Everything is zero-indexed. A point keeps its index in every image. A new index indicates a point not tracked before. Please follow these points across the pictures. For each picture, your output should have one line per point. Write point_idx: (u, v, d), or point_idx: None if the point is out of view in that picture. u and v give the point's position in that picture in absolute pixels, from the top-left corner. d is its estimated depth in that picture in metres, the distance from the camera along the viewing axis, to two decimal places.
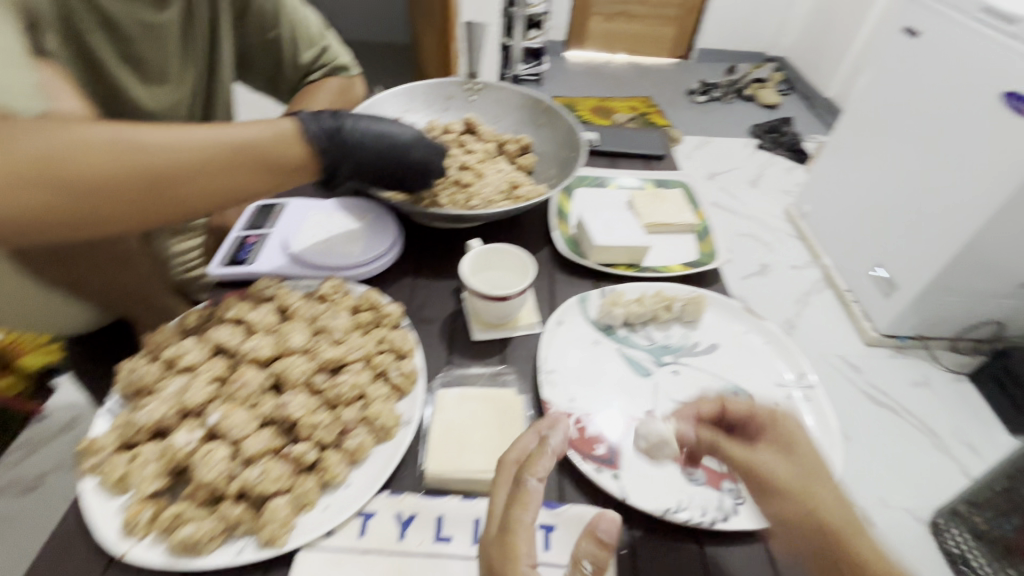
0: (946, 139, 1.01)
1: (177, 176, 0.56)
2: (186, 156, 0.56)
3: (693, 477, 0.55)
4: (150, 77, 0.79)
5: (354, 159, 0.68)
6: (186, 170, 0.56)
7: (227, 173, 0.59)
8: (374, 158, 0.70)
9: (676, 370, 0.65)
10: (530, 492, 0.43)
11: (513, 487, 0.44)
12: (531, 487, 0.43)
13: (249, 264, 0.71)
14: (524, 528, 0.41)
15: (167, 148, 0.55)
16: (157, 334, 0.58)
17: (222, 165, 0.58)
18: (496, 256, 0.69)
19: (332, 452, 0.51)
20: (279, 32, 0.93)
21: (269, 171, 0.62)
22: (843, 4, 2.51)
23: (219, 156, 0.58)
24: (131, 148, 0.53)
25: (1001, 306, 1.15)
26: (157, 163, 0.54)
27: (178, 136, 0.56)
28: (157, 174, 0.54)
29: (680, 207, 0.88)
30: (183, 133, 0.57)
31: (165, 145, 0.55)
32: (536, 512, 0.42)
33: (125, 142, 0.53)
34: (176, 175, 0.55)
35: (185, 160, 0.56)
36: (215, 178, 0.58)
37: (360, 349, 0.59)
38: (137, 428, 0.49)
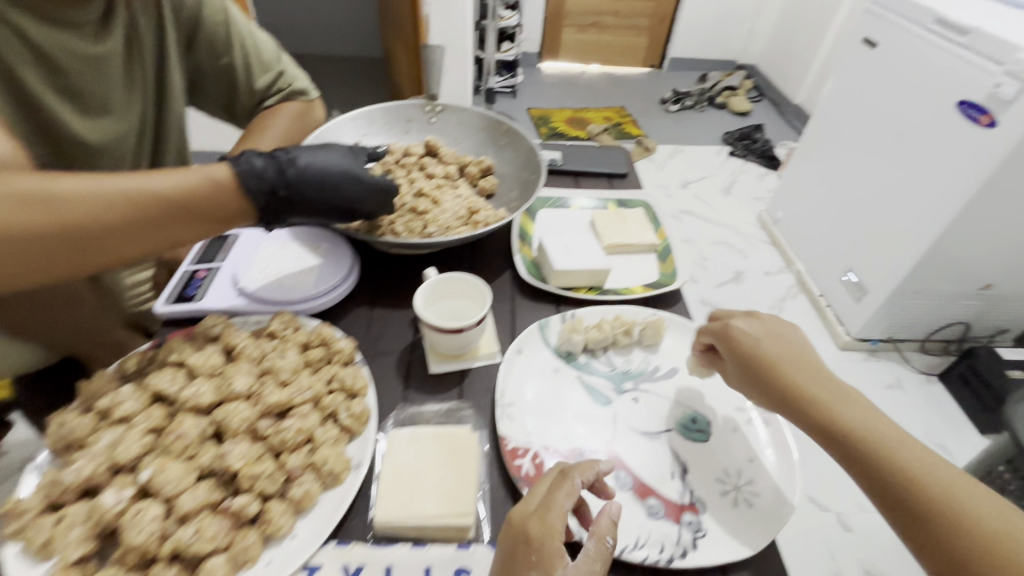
0: (907, 148, 1.03)
1: (99, 230, 0.55)
2: (109, 209, 0.55)
3: (651, 509, 0.54)
4: (90, 109, 0.76)
5: (294, 209, 0.67)
6: (109, 223, 0.55)
7: (154, 223, 0.58)
8: (316, 207, 0.69)
9: (636, 398, 0.65)
10: (572, 483, 0.47)
11: (560, 473, 0.49)
12: (574, 481, 0.48)
13: (196, 300, 0.69)
14: (559, 506, 0.46)
15: (88, 202, 0.54)
16: (94, 380, 0.56)
17: (149, 216, 0.57)
18: (452, 285, 0.68)
19: (275, 503, 0.49)
20: (232, 58, 0.91)
21: (210, 213, 0.62)
22: (808, 13, 2.57)
23: (146, 208, 0.57)
24: (47, 203, 0.52)
25: (966, 307, 1.18)
26: (77, 217, 0.53)
27: (101, 187, 0.55)
28: (76, 227, 0.53)
29: (641, 226, 0.88)
30: (107, 184, 0.55)
31: (87, 198, 0.54)
32: (574, 502, 0.47)
33: (52, 193, 0.52)
34: (98, 228, 0.54)
35: (108, 214, 0.55)
36: (141, 230, 0.58)
37: (309, 390, 0.57)
38: (64, 487, 0.46)
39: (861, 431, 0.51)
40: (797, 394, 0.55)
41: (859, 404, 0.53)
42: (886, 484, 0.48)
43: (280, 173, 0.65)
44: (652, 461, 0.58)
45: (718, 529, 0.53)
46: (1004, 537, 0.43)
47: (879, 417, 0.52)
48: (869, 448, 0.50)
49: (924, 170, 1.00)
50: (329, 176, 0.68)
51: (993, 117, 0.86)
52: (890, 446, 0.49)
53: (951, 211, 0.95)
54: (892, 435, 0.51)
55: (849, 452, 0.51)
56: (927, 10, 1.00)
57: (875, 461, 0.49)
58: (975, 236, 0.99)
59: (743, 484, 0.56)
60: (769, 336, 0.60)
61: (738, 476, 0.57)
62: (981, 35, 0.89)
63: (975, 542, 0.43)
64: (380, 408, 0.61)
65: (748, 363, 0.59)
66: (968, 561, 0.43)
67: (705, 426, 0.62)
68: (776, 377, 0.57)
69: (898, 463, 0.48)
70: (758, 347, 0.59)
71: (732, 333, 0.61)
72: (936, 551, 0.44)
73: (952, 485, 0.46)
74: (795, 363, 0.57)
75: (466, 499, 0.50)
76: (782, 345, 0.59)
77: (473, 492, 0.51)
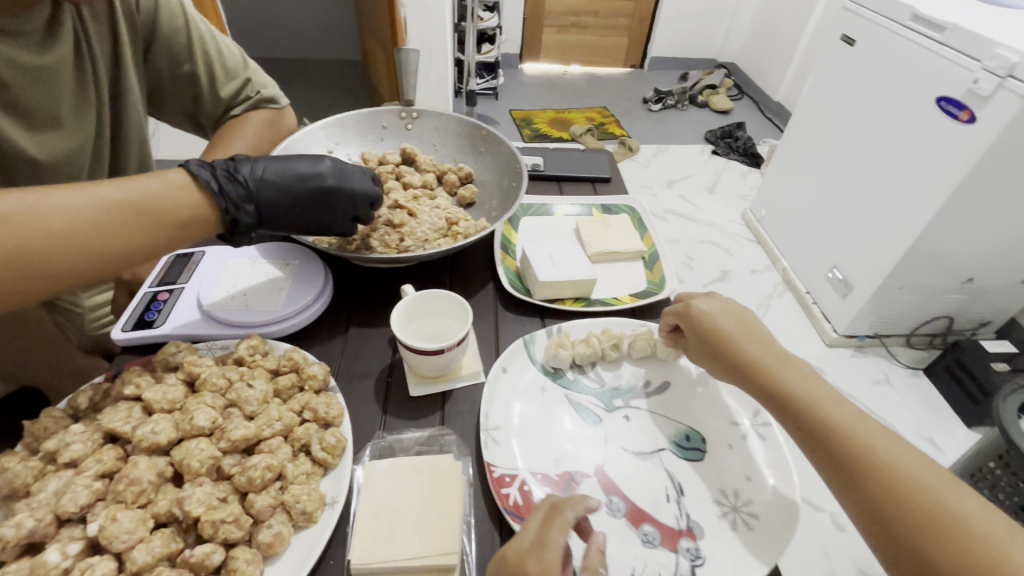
0: (887, 146, 1.02)
1: (53, 250, 0.50)
2: (58, 223, 0.50)
3: (646, 537, 0.51)
4: (39, 124, 0.71)
5: (256, 198, 0.62)
6: (61, 240, 0.50)
7: (113, 237, 0.53)
8: (281, 193, 0.64)
9: (627, 415, 0.62)
10: (563, 517, 0.44)
11: (551, 507, 0.45)
12: (566, 516, 0.44)
13: (157, 326, 0.64)
14: (555, 542, 0.42)
15: (34, 218, 0.49)
16: (40, 419, 0.51)
17: (105, 228, 0.53)
18: (430, 301, 0.64)
19: (242, 549, 0.45)
20: (194, 65, 0.86)
21: (164, 228, 0.57)
22: (786, 11, 2.57)
23: (100, 219, 0.53)
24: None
25: (950, 301, 1.15)
26: (22, 235, 0.48)
27: (46, 203, 0.50)
28: (21, 246, 0.48)
29: (627, 232, 0.86)
30: (53, 199, 0.51)
31: (32, 213, 0.49)
32: (567, 540, 0.44)
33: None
34: (48, 246, 0.49)
35: (57, 229, 0.50)
36: (99, 245, 0.53)
37: (279, 422, 0.53)
38: (1, 545, 0.42)
39: (800, 392, 0.51)
40: (745, 364, 0.56)
41: (802, 370, 0.54)
42: (819, 440, 0.48)
43: (235, 167, 0.63)
44: (644, 483, 0.55)
45: (716, 555, 0.50)
46: (923, 486, 0.42)
47: (820, 382, 0.53)
48: (810, 414, 0.50)
49: (904, 168, 0.98)
50: (290, 166, 0.65)
51: (972, 112, 0.85)
52: (826, 406, 0.50)
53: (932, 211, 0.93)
54: (830, 397, 0.51)
55: (788, 411, 0.51)
56: (903, 6, 0.99)
57: (810, 418, 0.49)
58: (956, 228, 0.96)
59: (741, 506, 0.54)
60: (724, 310, 0.61)
61: (736, 496, 0.55)
62: (957, 30, 0.88)
63: (895, 490, 0.43)
64: (356, 438, 0.57)
65: (703, 335, 0.60)
66: (887, 507, 0.43)
67: (698, 443, 0.59)
68: (727, 347, 0.58)
69: (830, 420, 0.48)
70: (711, 320, 0.60)
71: (691, 310, 0.62)
72: (860, 501, 0.44)
73: (881, 443, 0.46)
74: (746, 334, 0.58)
75: (449, 537, 0.47)
76: (736, 319, 0.60)
77: (457, 528, 0.48)
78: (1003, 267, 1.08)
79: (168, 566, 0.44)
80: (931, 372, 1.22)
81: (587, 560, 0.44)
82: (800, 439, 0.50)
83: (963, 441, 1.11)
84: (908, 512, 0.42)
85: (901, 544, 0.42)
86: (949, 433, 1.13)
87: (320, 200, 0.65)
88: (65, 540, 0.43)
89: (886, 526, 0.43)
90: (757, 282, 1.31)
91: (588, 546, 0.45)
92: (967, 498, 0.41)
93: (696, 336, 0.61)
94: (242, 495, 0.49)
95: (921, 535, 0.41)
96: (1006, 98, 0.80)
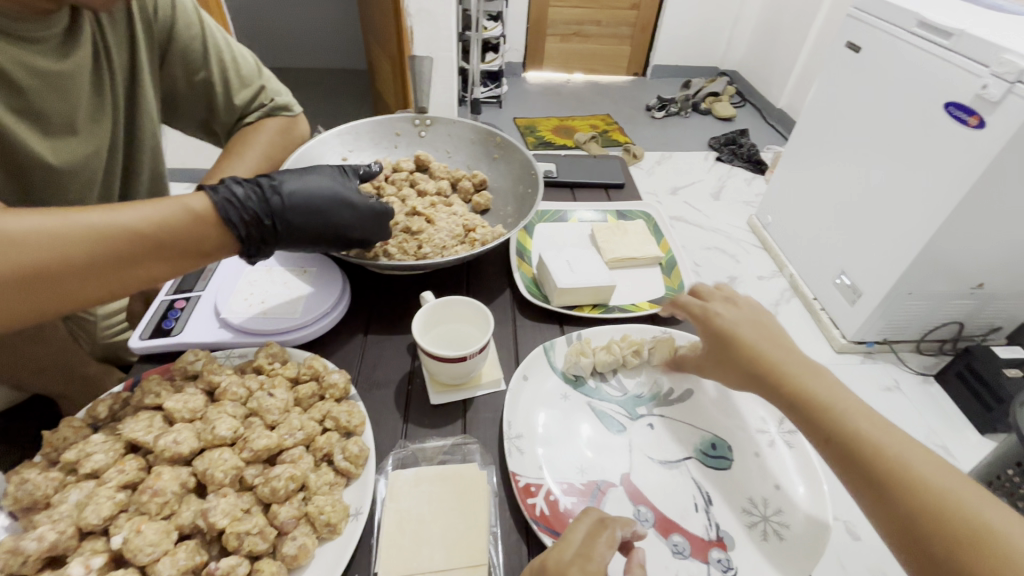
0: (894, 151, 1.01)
1: (71, 271, 0.49)
2: (83, 247, 0.49)
3: (676, 548, 0.50)
4: (56, 131, 0.71)
5: (278, 239, 0.61)
6: (76, 263, 0.49)
7: (129, 260, 0.52)
8: (301, 234, 0.62)
9: (651, 424, 0.61)
10: (608, 532, 0.43)
11: (599, 521, 0.44)
12: (612, 532, 0.43)
13: (175, 334, 0.64)
14: (599, 554, 0.41)
15: (51, 239, 0.48)
16: (59, 429, 0.50)
17: (122, 254, 0.52)
18: (449, 309, 0.64)
19: (266, 562, 0.44)
20: (209, 72, 0.86)
21: (180, 254, 0.55)
22: (787, 19, 2.59)
23: (121, 244, 0.51)
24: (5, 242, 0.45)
25: (959, 306, 1.14)
26: (35, 258, 0.47)
27: (63, 223, 0.49)
28: (46, 269, 0.47)
29: (643, 238, 0.85)
30: (71, 220, 0.49)
31: (49, 236, 0.48)
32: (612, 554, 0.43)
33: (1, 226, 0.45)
34: (64, 268, 0.48)
35: (74, 252, 0.49)
36: (114, 269, 0.52)
37: (301, 431, 0.52)
38: (25, 557, 0.41)
39: (827, 403, 0.49)
40: (765, 372, 0.53)
41: (823, 377, 0.51)
42: (846, 452, 0.46)
43: (264, 201, 0.59)
44: (674, 495, 0.54)
45: (747, 566, 0.49)
46: (952, 499, 0.41)
47: (843, 390, 0.50)
48: (838, 426, 0.47)
49: (910, 175, 0.98)
50: (318, 204, 0.63)
51: (981, 118, 0.84)
52: (851, 417, 0.47)
53: (940, 217, 0.92)
54: (857, 408, 0.48)
55: (812, 423, 0.49)
56: (908, 13, 0.99)
57: (836, 430, 0.47)
58: (965, 234, 0.95)
59: (771, 514, 0.53)
60: (746, 321, 0.57)
61: (766, 505, 0.54)
62: (965, 36, 0.88)
63: (924, 506, 0.41)
64: (378, 447, 0.56)
65: (721, 348, 0.57)
66: (918, 523, 0.41)
67: (725, 451, 0.59)
68: (748, 359, 0.54)
69: (858, 432, 0.46)
70: (731, 330, 0.57)
71: (712, 317, 0.59)
72: (891, 515, 0.43)
73: (910, 456, 0.44)
74: (769, 343, 0.55)
75: (477, 548, 0.46)
76: (757, 329, 0.57)
77: (485, 540, 0.47)
78: (1014, 273, 1.07)
79: None
80: (943, 378, 1.20)
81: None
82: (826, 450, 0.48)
83: (978, 449, 1.09)
84: (939, 527, 0.40)
85: (933, 558, 0.40)
86: (965, 439, 1.11)
87: (332, 207, 0.63)
88: (88, 553, 0.42)
89: (916, 540, 0.41)
90: (762, 289, 1.27)
91: (628, 560, 0.44)
92: (994, 511, 0.40)
93: (712, 340, 0.58)
94: (265, 505, 0.48)
95: (952, 551, 0.39)
96: (1014, 103, 0.79)
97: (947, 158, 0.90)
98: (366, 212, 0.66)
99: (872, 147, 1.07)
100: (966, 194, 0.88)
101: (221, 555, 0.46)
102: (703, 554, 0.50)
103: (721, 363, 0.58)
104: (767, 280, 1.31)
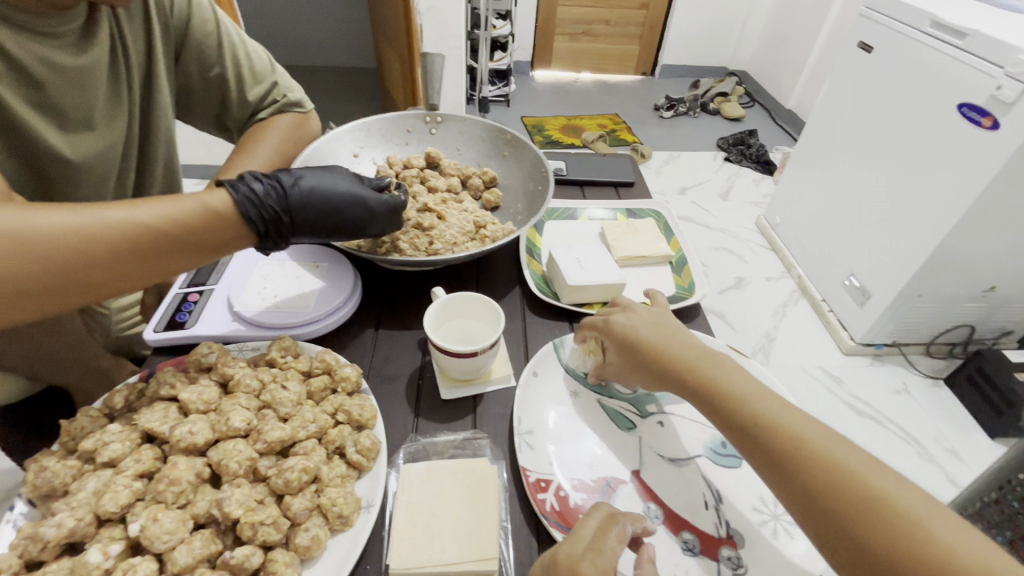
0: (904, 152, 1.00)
1: (91, 268, 0.50)
2: (102, 244, 0.50)
3: (686, 545, 0.50)
4: (73, 125, 0.72)
5: (294, 233, 0.62)
6: (97, 259, 0.50)
7: (147, 256, 0.53)
8: (316, 230, 0.63)
9: (662, 421, 0.61)
10: (617, 527, 0.43)
11: (610, 516, 0.45)
12: (621, 527, 0.43)
13: (189, 327, 0.64)
14: (611, 550, 0.41)
15: (71, 236, 0.48)
16: (76, 419, 0.51)
17: (139, 251, 0.52)
18: (460, 304, 0.64)
19: (279, 552, 0.44)
20: (223, 68, 0.87)
21: (194, 251, 0.56)
22: (797, 20, 2.57)
23: (138, 242, 0.52)
24: (28, 238, 0.46)
25: (970, 309, 1.13)
26: (56, 256, 0.47)
27: (83, 220, 0.49)
28: (67, 265, 0.48)
29: (654, 236, 0.86)
30: (91, 217, 0.50)
31: (69, 233, 0.48)
32: (623, 549, 0.43)
33: (18, 218, 0.46)
34: (85, 264, 0.49)
35: (95, 249, 0.49)
36: (133, 264, 0.52)
37: (313, 424, 0.53)
38: (44, 543, 0.41)
39: (729, 389, 0.48)
40: (673, 365, 0.53)
41: (727, 363, 0.51)
42: (751, 436, 0.45)
43: (283, 198, 0.60)
44: (684, 493, 0.54)
45: (758, 563, 0.49)
46: (846, 467, 0.41)
47: (746, 376, 0.50)
48: (740, 410, 0.47)
49: (920, 175, 0.97)
50: (335, 202, 0.63)
51: (995, 119, 0.83)
52: (754, 400, 0.47)
53: (952, 220, 0.92)
54: (750, 383, 0.49)
55: (719, 410, 0.48)
56: (921, 12, 0.98)
57: (739, 415, 0.47)
58: (976, 235, 0.94)
59: (782, 513, 0.53)
60: (646, 322, 0.58)
61: (776, 503, 0.54)
62: (978, 36, 0.87)
63: (811, 467, 0.42)
64: (389, 441, 0.57)
65: (628, 351, 0.57)
66: (817, 495, 0.41)
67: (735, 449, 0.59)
68: (655, 357, 0.54)
69: (760, 413, 0.46)
70: (633, 332, 0.57)
71: (612, 326, 0.59)
72: (797, 495, 0.42)
73: (807, 430, 0.44)
74: (671, 339, 0.55)
75: (489, 543, 0.46)
76: (659, 328, 0.57)
77: (496, 534, 0.47)
78: None
79: (208, 567, 0.43)
80: (953, 382, 1.19)
81: (640, 572, 0.43)
82: (734, 436, 0.47)
83: (987, 452, 1.08)
84: (838, 498, 0.40)
85: (830, 527, 0.40)
86: (976, 443, 1.10)
87: (346, 205, 0.63)
88: (106, 540, 0.43)
89: (820, 514, 0.40)
90: (772, 290, 1.32)
91: (638, 556, 0.44)
92: (887, 476, 0.40)
93: (613, 344, 0.58)
94: (279, 496, 0.49)
95: (853, 520, 0.39)
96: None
97: (959, 159, 0.90)
98: (381, 211, 0.66)
99: (882, 147, 1.06)
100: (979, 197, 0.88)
101: (235, 544, 0.46)
102: (712, 554, 0.49)
103: (627, 367, 0.58)
104: (775, 281, 1.37)
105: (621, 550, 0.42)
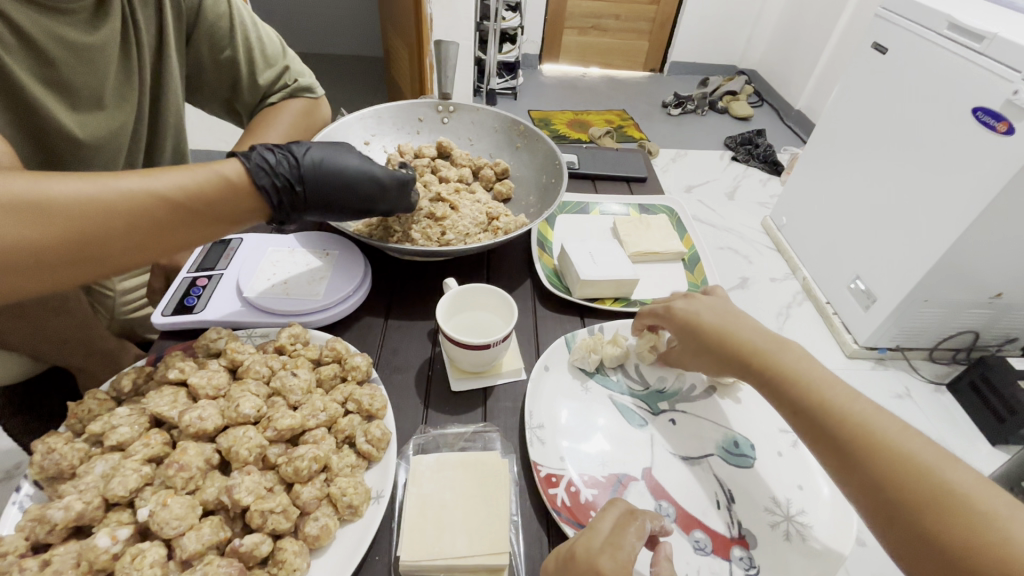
0: (915, 158, 0.96)
1: (103, 240, 0.49)
2: (116, 214, 0.49)
3: (698, 544, 0.49)
4: (83, 104, 0.71)
5: (305, 207, 0.62)
6: (113, 232, 0.49)
7: (164, 228, 0.52)
8: (325, 202, 0.63)
9: (673, 420, 0.60)
10: (641, 523, 0.43)
11: (628, 512, 0.44)
12: (644, 522, 0.43)
13: (197, 311, 0.63)
14: (630, 545, 0.41)
15: (83, 207, 0.47)
16: (84, 401, 0.50)
17: (152, 222, 0.51)
18: (471, 297, 0.64)
19: (289, 541, 0.44)
20: (235, 51, 0.86)
21: (202, 222, 0.55)
22: (809, 19, 2.53)
23: (149, 214, 0.51)
24: (46, 210, 0.46)
25: (975, 316, 1.09)
26: (68, 227, 0.46)
27: (97, 189, 0.48)
28: (79, 237, 0.47)
29: (665, 234, 0.85)
30: (110, 188, 0.49)
31: (81, 203, 0.47)
32: (642, 544, 0.42)
33: (16, 196, 0.44)
34: (104, 235, 0.48)
35: (109, 219, 0.48)
36: (155, 237, 0.52)
37: (324, 412, 0.52)
38: (51, 526, 0.41)
39: (794, 376, 0.48)
40: (735, 353, 0.53)
41: (793, 350, 0.51)
42: (818, 424, 0.45)
43: (295, 167, 0.60)
44: (697, 491, 0.54)
45: (770, 565, 0.49)
46: (917, 464, 0.40)
47: (814, 363, 0.50)
48: (804, 396, 0.47)
49: (930, 188, 0.92)
50: (344, 174, 0.63)
51: (1010, 124, 0.79)
52: (822, 388, 0.47)
53: (963, 226, 0.86)
54: (820, 371, 0.49)
55: (784, 395, 0.48)
56: (938, 14, 0.93)
57: (806, 403, 0.46)
58: (983, 247, 0.90)
59: (794, 514, 0.52)
60: (710, 308, 0.59)
61: (788, 505, 0.53)
62: (997, 40, 0.82)
63: (881, 457, 0.41)
64: (398, 432, 0.56)
65: (692, 336, 0.58)
66: (884, 485, 0.40)
67: (748, 449, 0.58)
68: (719, 343, 0.55)
69: (828, 402, 0.45)
70: (697, 316, 0.58)
71: (674, 311, 0.60)
72: (859, 484, 0.42)
73: (876, 421, 0.43)
74: (735, 324, 0.56)
75: (499, 536, 0.45)
76: (721, 313, 0.58)
77: (508, 528, 0.46)
78: None
79: (217, 554, 0.43)
80: (955, 389, 1.15)
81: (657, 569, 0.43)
82: (797, 422, 0.47)
83: (988, 460, 1.06)
84: (908, 491, 0.39)
85: (898, 518, 0.39)
86: (977, 452, 1.07)
87: (353, 176, 0.63)
88: (114, 524, 0.43)
89: (887, 507, 0.40)
90: (775, 291, 1.26)
91: (655, 554, 0.44)
92: (963, 472, 0.39)
93: (674, 326, 0.60)
94: (288, 485, 0.48)
95: (922, 516, 0.38)
96: None
97: (971, 165, 0.85)
98: (392, 185, 0.65)
99: (889, 150, 1.02)
100: (986, 207, 0.83)
101: (245, 532, 0.46)
102: (726, 560, 0.48)
103: (689, 348, 0.59)
104: (780, 282, 1.30)
105: (642, 543, 0.42)
